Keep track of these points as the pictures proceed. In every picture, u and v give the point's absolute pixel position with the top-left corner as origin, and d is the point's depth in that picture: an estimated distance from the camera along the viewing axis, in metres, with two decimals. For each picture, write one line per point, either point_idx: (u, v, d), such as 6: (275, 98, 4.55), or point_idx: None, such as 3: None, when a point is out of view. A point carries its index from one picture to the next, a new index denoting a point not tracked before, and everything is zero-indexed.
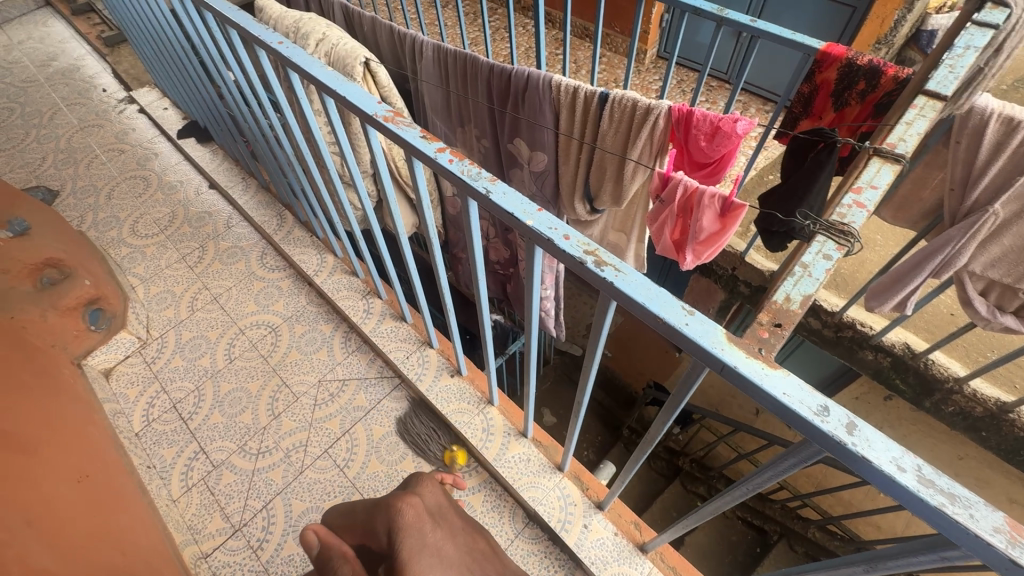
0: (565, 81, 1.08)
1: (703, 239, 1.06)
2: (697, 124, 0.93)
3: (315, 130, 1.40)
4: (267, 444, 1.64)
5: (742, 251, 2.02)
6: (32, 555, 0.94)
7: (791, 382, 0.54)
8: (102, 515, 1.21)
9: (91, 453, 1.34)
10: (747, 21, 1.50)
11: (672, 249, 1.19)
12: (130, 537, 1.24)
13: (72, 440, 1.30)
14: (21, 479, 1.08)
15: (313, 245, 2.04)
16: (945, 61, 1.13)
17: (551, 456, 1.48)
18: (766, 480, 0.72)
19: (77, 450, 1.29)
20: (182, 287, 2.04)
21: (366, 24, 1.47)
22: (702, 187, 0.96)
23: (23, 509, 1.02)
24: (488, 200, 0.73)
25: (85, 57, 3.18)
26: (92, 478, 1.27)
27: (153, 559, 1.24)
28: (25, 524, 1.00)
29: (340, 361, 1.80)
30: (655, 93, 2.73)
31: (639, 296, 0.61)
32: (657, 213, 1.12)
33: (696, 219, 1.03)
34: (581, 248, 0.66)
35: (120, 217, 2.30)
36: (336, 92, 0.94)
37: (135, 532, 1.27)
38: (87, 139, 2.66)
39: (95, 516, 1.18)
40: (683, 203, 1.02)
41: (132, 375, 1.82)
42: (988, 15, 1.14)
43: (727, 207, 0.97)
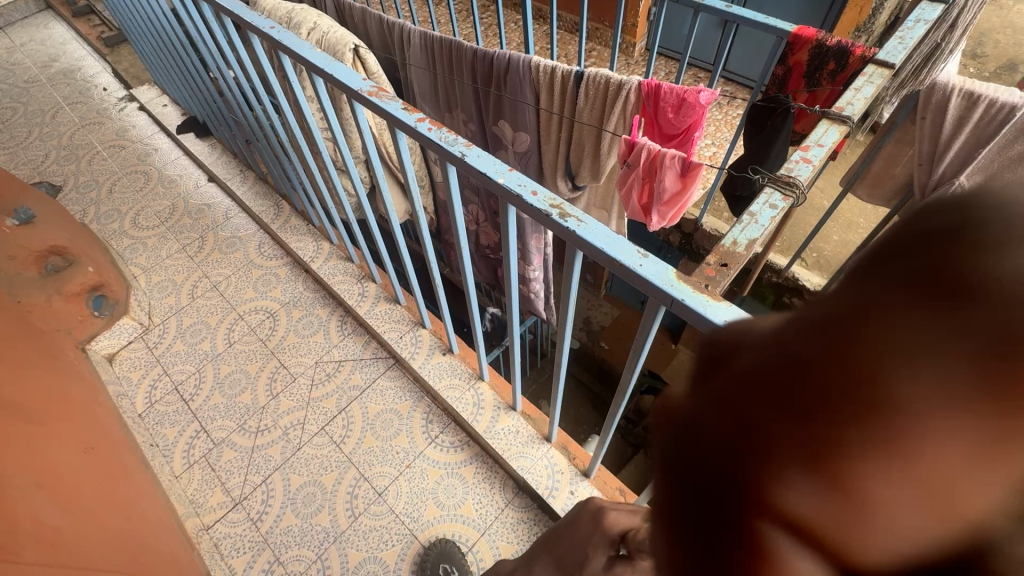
0: (543, 62, 1.15)
1: (664, 205, 1.11)
2: (664, 96, 0.99)
3: (309, 118, 1.46)
4: (266, 423, 1.70)
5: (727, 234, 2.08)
6: (45, 514, 1.00)
7: (732, 312, 0.59)
8: (109, 484, 1.27)
9: (97, 430, 1.39)
10: (723, 7, 1.56)
11: (639, 215, 1.23)
12: (136, 507, 1.30)
13: (77, 417, 1.35)
14: (35, 447, 1.13)
15: (309, 233, 2.10)
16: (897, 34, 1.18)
17: (539, 428, 1.53)
18: None
19: (83, 426, 1.34)
20: (182, 275, 2.10)
21: (357, 16, 1.54)
22: (665, 151, 1.01)
23: (34, 471, 1.06)
24: (465, 163, 0.79)
25: (85, 58, 3.24)
26: (96, 451, 1.32)
27: (157, 528, 1.31)
28: (35, 485, 1.04)
29: (336, 343, 1.86)
30: None
31: (599, 243, 0.67)
32: (624, 179, 1.15)
33: (659, 184, 1.08)
34: (547, 203, 0.72)
35: (122, 210, 2.36)
36: (324, 71, 1.00)
37: (141, 503, 1.34)
38: (88, 136, 2.73)
39: (103, 486, 1.23)
40: (646, 167, 1.07)
41: (135, 359, 1.88)
42: None
43: (688, 168, 1.02)
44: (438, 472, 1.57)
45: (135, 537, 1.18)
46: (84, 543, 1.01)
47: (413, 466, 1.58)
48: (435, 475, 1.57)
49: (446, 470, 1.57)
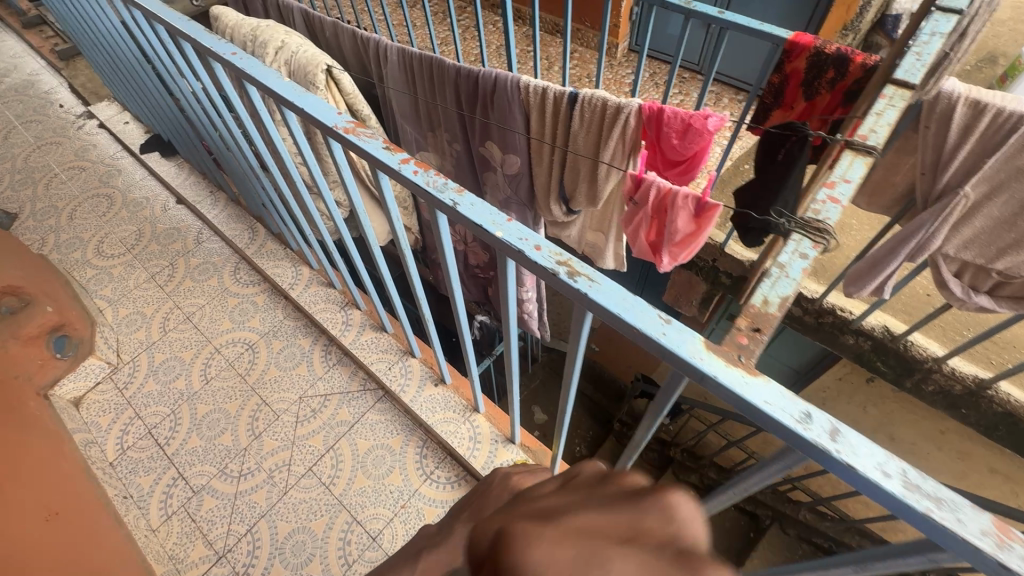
0: (533, 82, 1.07)
1: (677, 243, 1.08)
2: (668, 121, 0.91)
3: (278, 143, 1.34)
4: (248, 466, 1.59)
5: (722, 242, 2.03)
6: None
7: (772, 390, 0.52)
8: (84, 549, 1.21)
9: (68, 489, 1.32)
10: (716, 13, 1.49)
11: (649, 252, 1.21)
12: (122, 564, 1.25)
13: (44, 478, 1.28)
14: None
15: (287, 258, 1.99)
16: (912, 48, 1.12)
17: (540, 461, 1.46)
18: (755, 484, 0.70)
19: (51, 488, 1.27)
20: (152, 307, 1.98)
21: (328, 30, 1.43)
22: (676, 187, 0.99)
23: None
24: (456, 213, 0.71)
25: (40, 72, 3.06)
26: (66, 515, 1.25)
27: None
28: None
29: (321, 376, 1.76)
30: (628, 88, 2.73)
31: (614, 306, 0.59)
32: (633, 216, 1.14)
33: (671, 223, 1.05)
34: (553, 259, 0.63)
35: (84, 237, 2.21)
36: (295, 104, 0.90)
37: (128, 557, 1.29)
38: (44, 158, 2.56)
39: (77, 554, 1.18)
40: (655, 204, 1.05)
41: (103, 403, 1.75)
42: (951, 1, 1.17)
43: (702, 209, 0.97)
44: (432, 512, 1.49)
45: None
46: None
47: (408, 507, 1.50)
48: (432, 516, 1.49)
49: (443, 507, 1.49)
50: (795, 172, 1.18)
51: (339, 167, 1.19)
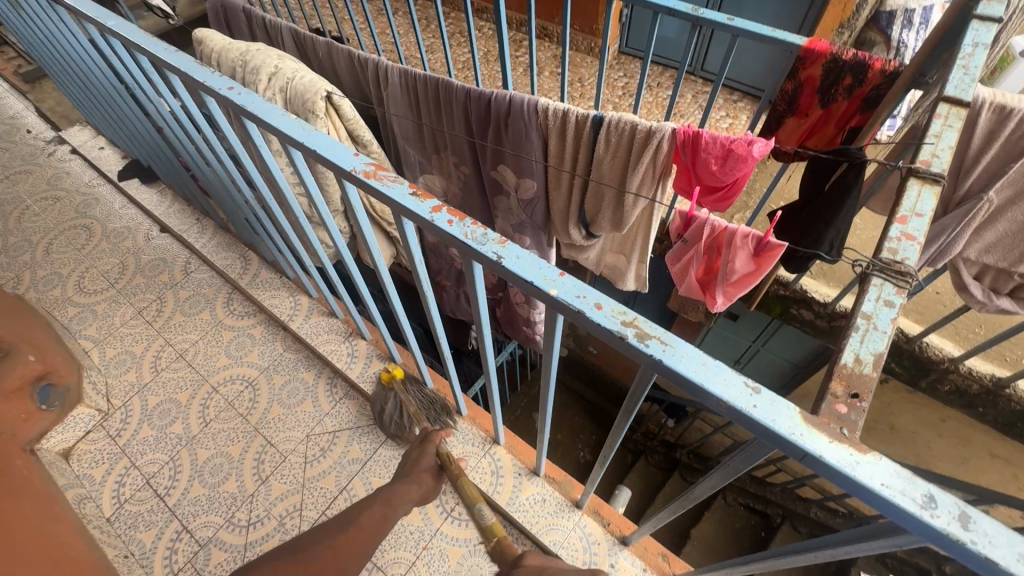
0: (552, 104, 1.01)
1: (733, 281, 1.13)
2: (706, 146, 0.86)
3: (279, 176, 1.26)
4: (257, 513, 1.51)
5: None
6: None
7: (887, 470, 0.47)
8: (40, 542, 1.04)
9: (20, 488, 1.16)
10: (725, 20, 1.45)
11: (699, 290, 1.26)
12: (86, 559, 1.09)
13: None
14: None
15: (284, 287, 1.90)
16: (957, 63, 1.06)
17: (568, 493, 1.39)
18: (842, 553, 0.63)
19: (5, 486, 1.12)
20: (142, 345, 1.87)
21: (321, 50, 1.35)
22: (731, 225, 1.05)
23: None
24: (501, 268, 0.64)
25: (4, 96, 2.90)
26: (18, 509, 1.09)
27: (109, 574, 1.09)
28: None
29: (328, 412, 1.67)
30: (622, 91, 2.68)
31: (695, 374, 0.53)
32: (683, 252, 1.21)
33: (727, 260, 1.10)
34: (617, 319, 0.58)
35: (63, 273, 2.09)
36: (303, 144, 0.82)
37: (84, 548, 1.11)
38: (14, 189, 2.42)
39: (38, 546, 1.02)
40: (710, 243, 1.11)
41: (97, 452, 1.65)
42: (987, 8, 1.09)
43: (760, 248, 1.04)
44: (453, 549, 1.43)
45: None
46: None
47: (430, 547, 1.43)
48: (456, 555, 1.42)
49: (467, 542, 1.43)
50: (849, 205, 1.11)
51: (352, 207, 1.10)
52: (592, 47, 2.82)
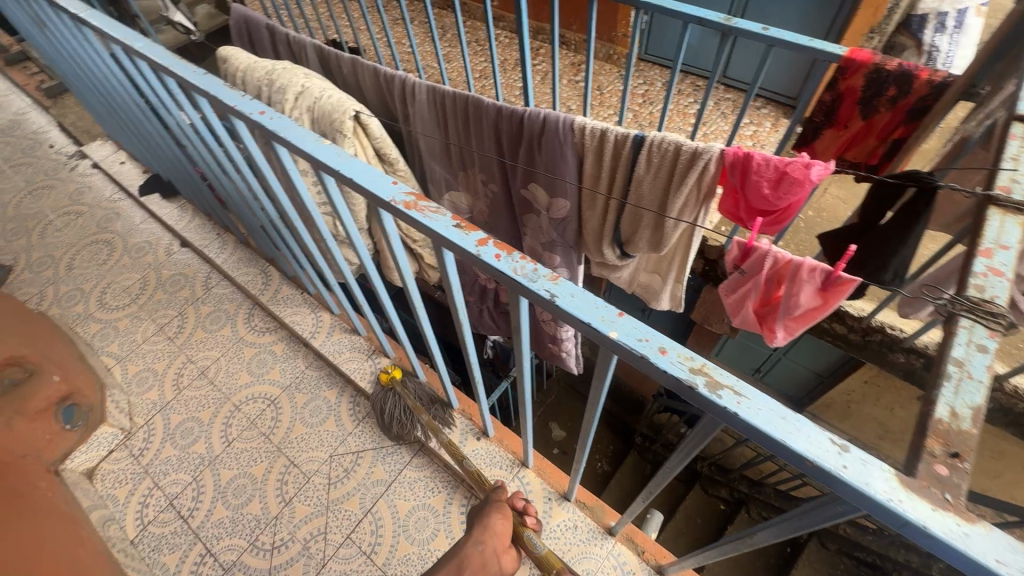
0: (589, 123, 0.97)
1: (796, 313, 1.16)
2: (758, 168, 0.82)
3: (306, 197, 1.23)
4: (281, 536, 1.48)
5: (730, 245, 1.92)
6: None
7: (1000, 543, 0.42)
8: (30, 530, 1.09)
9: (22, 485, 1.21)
10: (759, 29, 1.40)
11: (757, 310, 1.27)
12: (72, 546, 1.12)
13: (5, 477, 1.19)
14: None
15: (305, 303, 1.88)
16: None
17: (600, 519, 1.35)
18: None
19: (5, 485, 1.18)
20: (163, 362, 1.86)
21: (345, 66, 1.32)
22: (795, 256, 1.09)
23: None
24: (554, 307, 0.61)
25: (27, 110, 2.94)
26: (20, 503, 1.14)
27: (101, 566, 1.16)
28: None
29: (351, 431, 1.65)
30: (642, 98, 2.64)
31: (774, 430, 0.49)
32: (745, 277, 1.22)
33: (791, 292, 1.13)
34: (685, 366, 0.54)
35: (85, 288, 2.09)
36: (338, 172, 0.79)
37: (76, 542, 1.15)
38: (37, 204, 2.43)
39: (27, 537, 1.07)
40: (770, 272, 1.15)
41: (119, 472, 1.63)
42: None
43: (828, 283, 1.05)
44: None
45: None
46: None
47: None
48: None
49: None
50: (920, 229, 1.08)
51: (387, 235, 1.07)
52: (610, 54, 2.79)
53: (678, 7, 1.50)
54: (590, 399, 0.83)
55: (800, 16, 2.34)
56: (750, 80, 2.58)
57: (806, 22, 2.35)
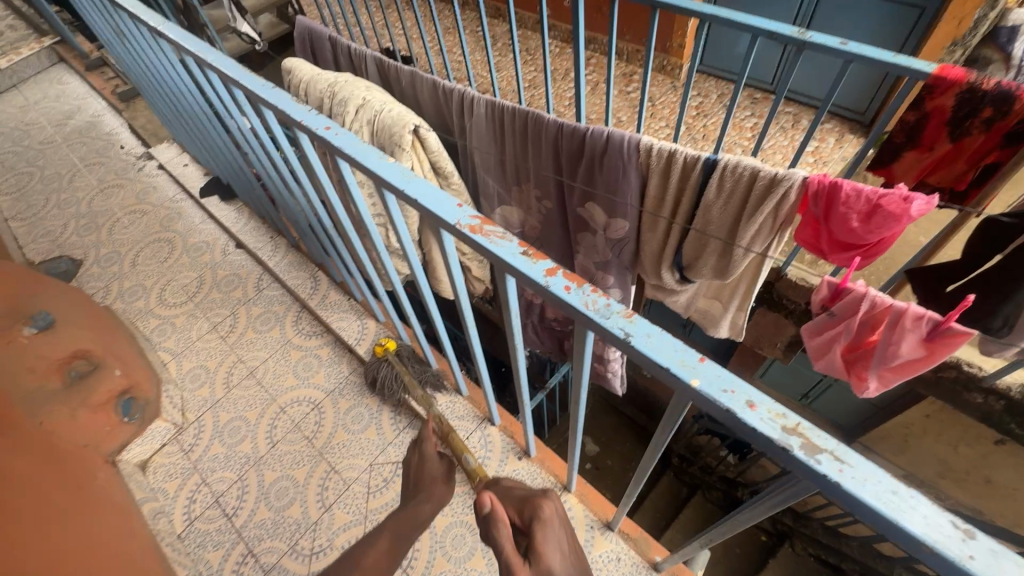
0: (657, 143, 0.93)
1: (894, 362, 1.19)
2: (847, 200, 0.77)
3: (363, 210, 1.23)
4: (320, 543, 1.49)
5: (787, 267, 1.84)
6: None
7: None
8: None
9: None
10: (836, 44, 1.32)
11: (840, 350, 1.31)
12: None
13: None
14: None
15: (351, 309, 1.90)
16: None
17: (644, 552, 1.29)
18: None
19: None
20: (215, 360, 1.92)
21: (404, 78, 1.33)
22: (892, 300, 1.13)
23: None
24: (628, 346, 0.57)
25: (102, 113, 3.13)
26: None
27: None
28: None
29: (391, 441, 1.65)
30: (696, 109, 2.56)
31: (885, 506, 0.44)
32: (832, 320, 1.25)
33: (889, 341, 1.17)
34: (777, 424, 0.49)
35: (147, 285, 2.19)
36: (403, 191, 0.77)
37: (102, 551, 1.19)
38: (108, 202, 2.57)
39: None
40: (864, 317, 1.18)
41: (169, 467, 1.68)
42: None
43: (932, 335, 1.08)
44: (448, 564, 1.42)
45: None
46: None
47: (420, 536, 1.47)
48: None
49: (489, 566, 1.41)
50: None
51: (445, 255, 1.05)
52: (665, 65, 2.72)
53: (746, 20, 1.43)
54: (653, 437, 0.78)
55: (872, 28, 2.21)
56: (820, 96, 2.46)
57: (879, 33, 2.22)
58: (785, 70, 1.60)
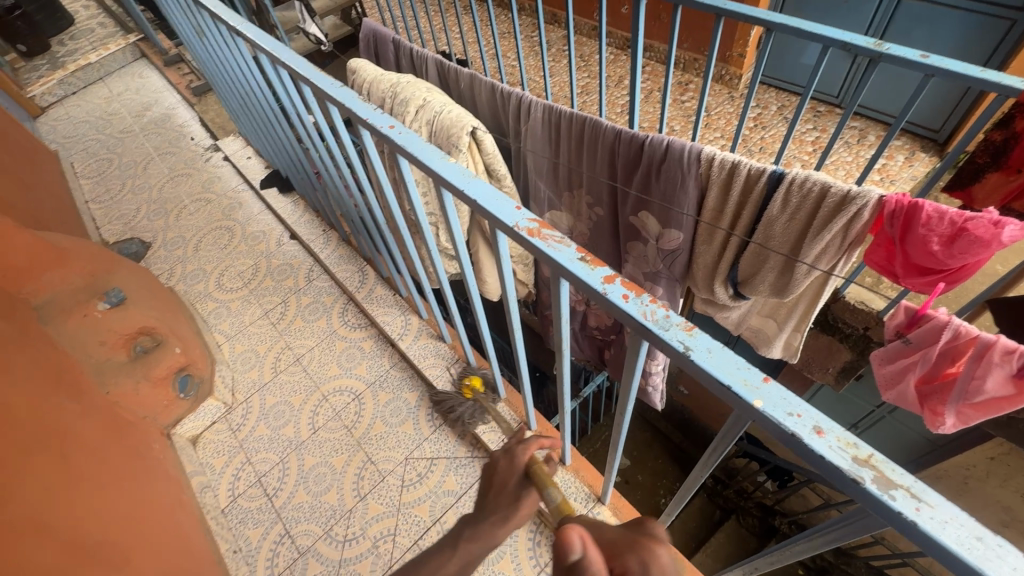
0: (719, 154, 0.91)
1: (976, 399, 1.11)
2: (929, 223, 0.73)
3: (418, 209, 1.26)
4: (354, 531, 1.53)
5: (846, 289, 1.75)
6: (44, 515, 1.01)
7: None
8: (117, 499, 1.23)
9: (124, 451, 1.38)
10: (918, 57, 1.25)
11: (918, 383, 1.24)
12: (148, 525, 1.25)
13: (112, 443, 1.36)
14: (68, 480, 1.12)
15: (396, 304, 1.93)
16: None
17: None
18: None
19: (113, 451, 1.34)
20: (265, 345, 2.00)
21: (463, 81, 1.35)
22: (979, 333, 1.07)
23: (66, 519, 1.05)
24: (687, 361, 0.55)
25: (176, 106, 3.33)
26: (114, 471, 1.29)
27: (179, 546, 1.29)
28: (61, 521, 1.04)
29: (427, 437, 1.67)
30: (754, 121, 2.49)
31: (968, 552, 0.41)
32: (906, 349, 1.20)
33: (972, 375, 1.09)
34: (847, 454, 0.46)
35: (207, 269, 2.31)
36: (462, 192, 0.78)
37: (151, 521, 1.27)
38: (177, 189, 2.74)
39: (118, 508, 1.21)
40: (943, 348, 1.12)
41: (218, 444, 1.76)
42: None
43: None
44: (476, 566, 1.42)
45: (130, 558, 1.12)
46: (86, 555, 1.02)
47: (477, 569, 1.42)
48: None
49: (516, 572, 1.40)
50: None
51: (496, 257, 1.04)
52: (723, 74, 2.65)
53: (819, 29, 1.37)
54: (704, 456, 0.76)
55: (954, 40, 2.09)
56: (892, 112, 2.33)
57: (961, 47, 2.08)
58: (855, 84, 1.53)
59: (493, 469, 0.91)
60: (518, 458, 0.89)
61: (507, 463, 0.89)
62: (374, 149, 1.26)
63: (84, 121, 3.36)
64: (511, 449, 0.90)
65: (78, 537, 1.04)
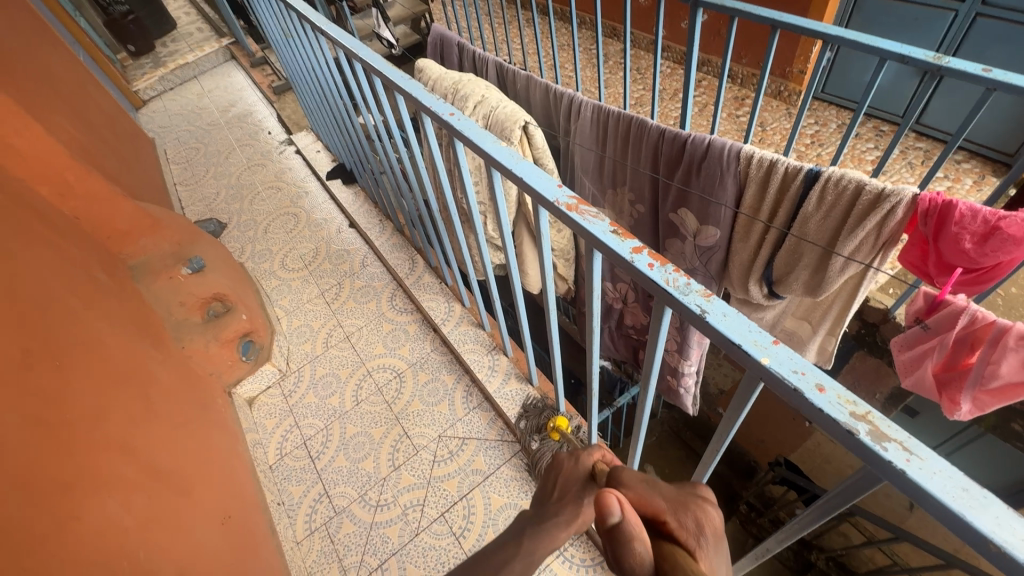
0: (758, 153, 0.94)
1: (991, 384, 1.08)
2: (962, 220, 0.76)
3: (471, 199, 1.35)
4: (386, 497, 1.62)
5: (894, 308, 1.71)
6: (133, 438, 1.17)
7: None
8: (187, 435, 1.39)
9: (193, 399, 1.55)
10: (979, 71, 1.23)
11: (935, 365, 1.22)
12: (210, 463, 1.41)
13: (185, 390, 1.53)
14: (150, 413, 1.29)
15: (441, 292, 2.03)
16: None
17: None
18: None
19: (186, 398, 1.51)
20: (319, 322, 2.15)
21: (520, 82, 1.44)
22: (996, 318, 1.03)
23: (147, 444, 1.21)
24: (703, 323, 0.60)
25: (257, 103, 3.64)
26: (185, 412, 1.45)
27: (232, 487, 1.44)
28: (143, 445, 1.19)
29: (461, 417, 1.75)
30: (811, 138, 2.45)
31: (954, 502, 0.44)
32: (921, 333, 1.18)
33: (988, 359, 1.07)
34: (845, 409, 0.50)
35: (273, 250, 2.51)
36: (511, 171, 0.87)
37: (212, 460, 1.42)
38: (252, 177, 2.99)
39: (188, 443, 1.37)
40: (962, 333, 1.09)
41: (271, 406, 1.91)
42: None
43: None
44: None
45: (193, 487, 1.27)
46: (158, 476, 1.17)
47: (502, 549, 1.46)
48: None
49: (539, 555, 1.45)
50: None
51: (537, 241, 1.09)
52: (781, 90, 2.64)
53: (876, 42, 1.37)
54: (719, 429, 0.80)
55: None
56: None
57: None
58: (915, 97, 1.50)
59: (557, 469, 0.92)
60: (583, 459, 0.90)
61: (573, 462, 0.91)
62: (433, 135, 1.33)
63: (178, 114, 3.72)
64: (578, 452, 0.92)
65: (154, 460, 1.20)
